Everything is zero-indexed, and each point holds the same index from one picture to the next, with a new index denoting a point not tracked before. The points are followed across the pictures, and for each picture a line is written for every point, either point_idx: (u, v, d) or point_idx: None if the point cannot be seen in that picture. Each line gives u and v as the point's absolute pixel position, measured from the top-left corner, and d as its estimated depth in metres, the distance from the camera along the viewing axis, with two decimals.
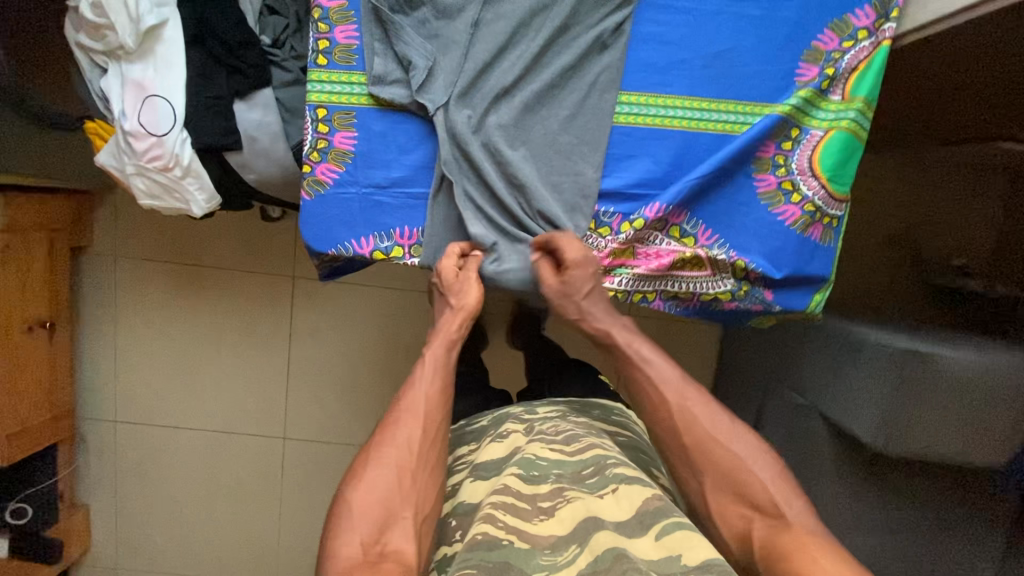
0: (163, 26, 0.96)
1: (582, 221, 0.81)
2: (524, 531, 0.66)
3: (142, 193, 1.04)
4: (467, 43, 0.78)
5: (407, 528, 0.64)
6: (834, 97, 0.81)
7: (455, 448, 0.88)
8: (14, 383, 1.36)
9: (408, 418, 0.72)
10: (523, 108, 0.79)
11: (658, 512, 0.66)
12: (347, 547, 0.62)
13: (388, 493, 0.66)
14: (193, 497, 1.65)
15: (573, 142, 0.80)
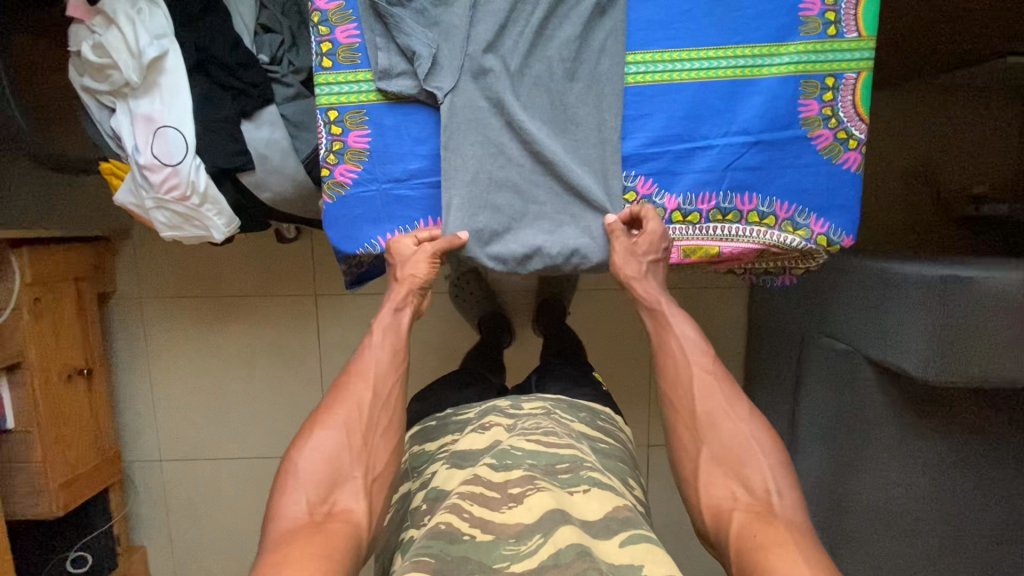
0: (165, 57, 0.96)
1: (612, 185, 0.81)
2: (491, 521, 0.70)
3: (163, 226, 1.06)
4: (468, 25, 0.77)
5: (355, 487, 0.77)
6: (849, 35, 0.79)
7: (441, 435, 0.96)
8: (60, 431, 1.37)
9: (356, 380, 0.85)
10: (533, 85, 0.79)
11: (624, 521, 0.70)
12: (294, 507, 0.74)
13: (339, 455, 0.78)
14: (246, 525, 1.66)
15: (589, 111, 0.80)
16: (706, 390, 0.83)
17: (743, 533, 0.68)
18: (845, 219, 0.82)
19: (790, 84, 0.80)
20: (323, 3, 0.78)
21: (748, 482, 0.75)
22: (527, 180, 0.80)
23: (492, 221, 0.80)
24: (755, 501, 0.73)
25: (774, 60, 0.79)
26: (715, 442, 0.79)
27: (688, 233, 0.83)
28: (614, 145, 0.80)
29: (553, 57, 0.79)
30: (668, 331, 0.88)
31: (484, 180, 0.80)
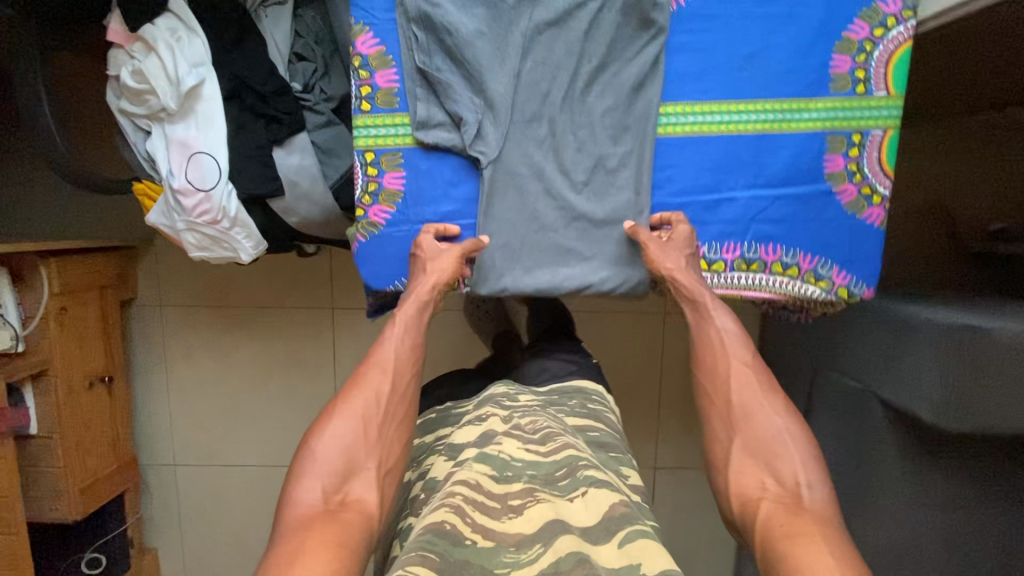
0: (202, 85, 0.98)
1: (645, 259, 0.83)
2: (492, 530, 0.69)
3: (192, 246, 1.08)
4: (511, 93, 0.77)
5: (369, 479, 0.69)
6: (877, 93, 0.81)
7: (440, 427, 0.97)
8: (80, 438, 1.40)
9: (376, 370, 0.77)
10: (573, 152, 0.80)
11: (621, 518, 0.68)
12: (309, 493, 0.66)
13: (353, 444, 0.71)
14: (256, 530, 1.69)
15: (624, 177, 0.81)
16: (740, 382, 0.77)
17: (769, 523, 0.63)
18: (866, 271, 0.84)
19: (817, 139, 0.81)
20: (363, 47, 0.78)
21: (777, 469, 0.69)
22: (560, 246, 0.83)
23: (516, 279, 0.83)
24: (785, 489, 0.67)
25: (802, 114, 0.81)
26: (748, 433, 0.73)
27: (713, 281, 0.84)
28: (645, 206, 0.82)
29: (596, 123, 0.80)
30: (708, 322, 0.82)
31: (519, 243, 0.82)
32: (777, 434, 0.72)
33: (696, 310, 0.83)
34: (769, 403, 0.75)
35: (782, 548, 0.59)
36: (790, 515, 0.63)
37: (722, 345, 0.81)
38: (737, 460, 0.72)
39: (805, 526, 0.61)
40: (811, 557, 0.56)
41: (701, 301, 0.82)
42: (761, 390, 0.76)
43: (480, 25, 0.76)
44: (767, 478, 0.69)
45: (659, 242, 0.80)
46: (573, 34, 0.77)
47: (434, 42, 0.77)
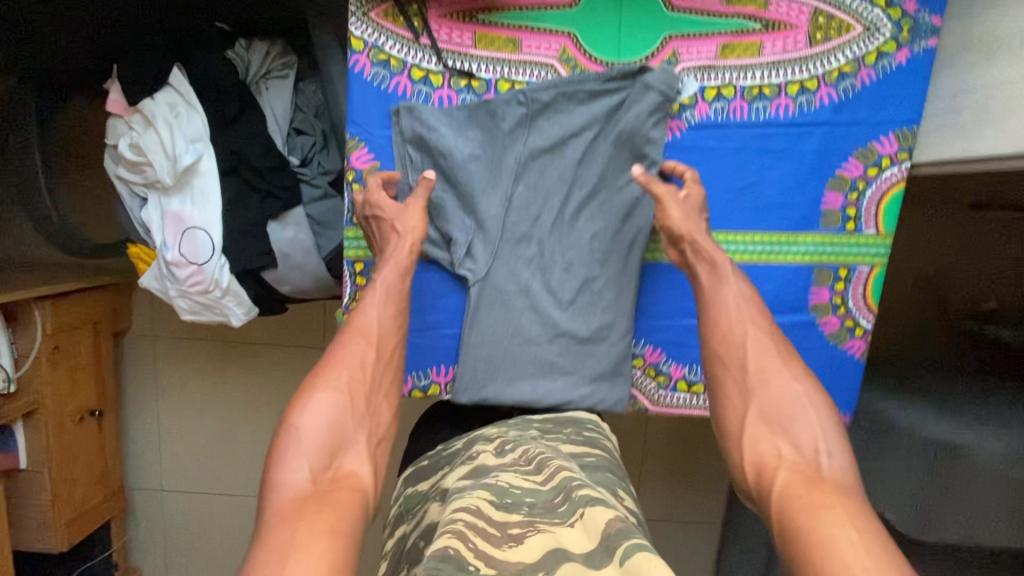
0: (199, 161, 0.98)
1: (623, 380, 0.84)
2: (493, 558, 0.53)
3: (184, 310, 1.09)
4: (502, 215, 0.79)
5: (361, 451, 0.62)
6: (867, 230, 0.81)
7: (432, 474, 0.81)
8: (68, 471, 1.42)
9: (358, 338, 0.69)
10: (561, 272, 0.81)
11: (619, 534, 0.52)
12: (295, 473, 0.57)
13: (341, 416, 0.62)
14: (239, 557, 1.72)
15: (611, 298, 0.82)
16: (755, 343, 0.66)
17: (787, 494, 0.53)
18: (844, 399, 0.85)
19: (803, 272, 0.82)
20: (357, 162, 0.79)
21: (795, 438, 0.59)
22: (542, 362, 0.82)
23: (494, 390, 0.82)
24: (805, 457, 0.57)
25: (789, 247, 0.81)
26: (763, 398, 0.62)
27: (692, 402, 0.85)
28: (629, 328, 0.83)
29: (585, 245, 0.81)
30: (725, 284, 0.71)
31: (502, 356, 0.82)
32: (794, 396, 0.61)
33: (712, 270, 0.72)
34: (789, 369, 0.64)
35: (803, 525, 0.49)
36: (814, 488, 0.53)
37: (741, 307, 0.69)
38: (751, 425, 0.61)
39: (829, 499, 0.51)
40: (837, 534, 0.47)
41: (720, 262, 0.71)
42: (775, 354, 0.65)
43: (475, 150, 0.77)
44: (781, 451, 0.58)
45: (676, 198, 0.74)
46: (568, 160, 0.78)
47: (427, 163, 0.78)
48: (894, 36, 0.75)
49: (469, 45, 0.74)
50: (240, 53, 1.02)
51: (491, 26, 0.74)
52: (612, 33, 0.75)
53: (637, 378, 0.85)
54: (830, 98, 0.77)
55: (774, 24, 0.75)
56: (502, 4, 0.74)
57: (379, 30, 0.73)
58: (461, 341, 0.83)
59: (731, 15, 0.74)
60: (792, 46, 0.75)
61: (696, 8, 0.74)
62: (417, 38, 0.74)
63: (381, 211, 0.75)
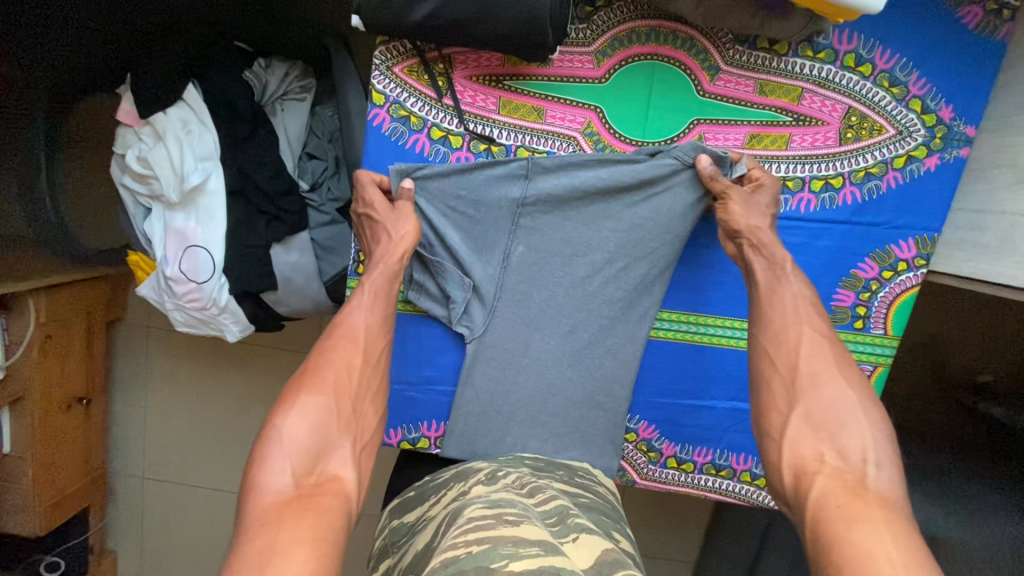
0: (207, 180, 0.96)
1: (613, 454, 0.83)
2: (488, 534, 0.58)
3: (179, 322, 1.08)
4: (500, 276, 0.78)
5: (346, 455, 0.63)
6: (875, 330, 0.80)
7: (417, 505, 0.78)
8: (51, 457, 1.42)
9: (345, 343, 0.69)
10: (560, 337, 0.80)
11: (614, 563, 0.58)
12: (276, 476, 0.57)
13: (327, 420, 0.63)
14: (213, 550, 1.73)
15: (610, 371, 0.81)
16: (812, 347, 0.65)
17: (824, 502, 0.55)
18: None
19: None
20: None
21: (842, 445, 0.59)
22: (535, 429, 0.81)
23: (484, 449, 0.82)
24: (848, 466, 0.57)
25: None
26: (814, 401, 0.62)
27: (680, 479, 0.85)
28: (626, 405, 0.82)
29: (586, 314, 0.79)
30: (784, 284, 0.69)
31: (495, 417, 0.82)
32: (848, 402, 0.61)
33: (769, 267, 0.70)
34: (849, 380, 0.63)
35: (836, 537, 0.51)
36: (854, 499, 0.54)
37: (798, 310, 0.67)
38: (795, 428, 0.62)
39: (869, 511, 0.52)
40: (871, 549, 0.49)
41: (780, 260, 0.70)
42: (835, 360, 0.64)
43: (470, 208, 0.76)
44: (825, 456, 0.59)
45: (742, 196, 0.71)
46: (575, 227, 0.77)
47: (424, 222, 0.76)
48: (926, 142, 0.74)
49: (492, 110, 0.73)
50: (258, 72, 1.01)
51: (518, 93, 0.73)
52: (640, 111, 0.73)
53: (627, 450, 0.85)
54: (853, 197, 0.75)
55: (805, 118, 0.73)
56: (531, 72, 0.72)
57: (403, 86, 0.72)
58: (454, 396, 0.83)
59: (762, 106, 0.73)
60: (821, 142, 0.74)
61: (727, 95, 0.72)
62: (440, 98, 0.72)
63: (374, 210, 0.73)
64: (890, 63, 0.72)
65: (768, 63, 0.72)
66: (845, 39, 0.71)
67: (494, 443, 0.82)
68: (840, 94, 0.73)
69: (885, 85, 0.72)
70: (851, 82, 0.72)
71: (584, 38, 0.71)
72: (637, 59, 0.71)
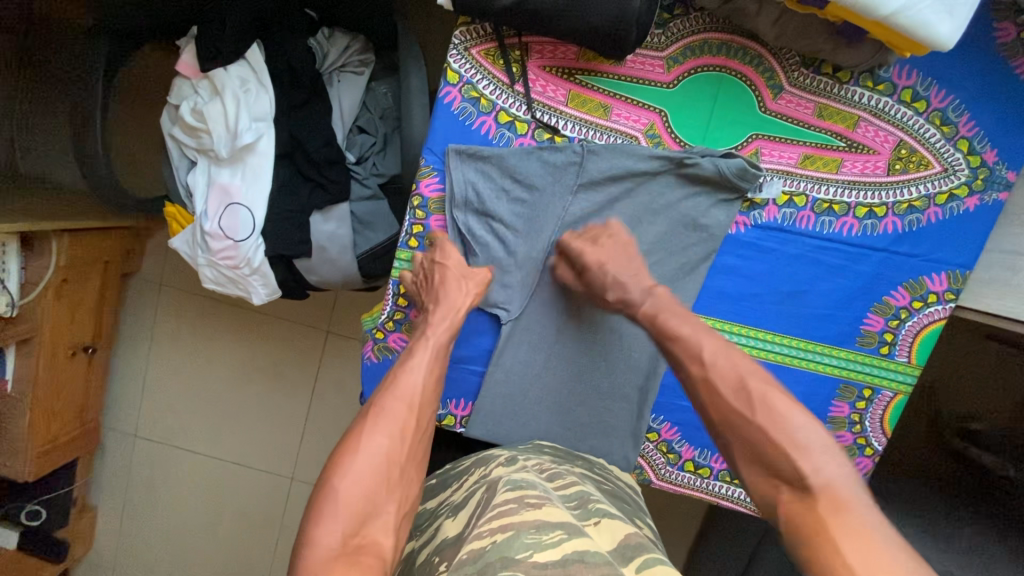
0: (259, 140, 0.97)
1: (632, 452, 0.85)
2: (511, 519, 0.59)
3: (208, 279, 1.08)
4: (542, 260, 0.80)
5: (388, 521, 0.62)
6: (899, 357, 0.82)
7: (440, 491, 0.80)
8: (49, 403, 1.40)
9: (400, 404, 0.69)
10: (597, 325, 0.82)
11: (638, 546, 0.59)
12: (328, 536, 0.58)
13: (376, 485, 0.62)
14: (197, 515, 1.71)
15: (642, 364, 0.82)
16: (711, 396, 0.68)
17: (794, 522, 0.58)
18: None
19: (830, 383, 0.83)
20: (427, 189, 0.78)
21: (784, 473, 0.60)
22: (563, 415, 0.84)
23: (509, 431, 0.84)
24: (796, 489, 0.59)
25: (815, 356, 0.82)
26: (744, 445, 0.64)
27: (694, 483, 0.87)
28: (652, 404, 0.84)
29: (624, 305, 0.81)
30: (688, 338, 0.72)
31: (524, 402, 0.83)
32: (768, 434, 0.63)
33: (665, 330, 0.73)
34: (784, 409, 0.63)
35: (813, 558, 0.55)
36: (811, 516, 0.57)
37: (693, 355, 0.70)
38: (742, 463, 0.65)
39: (821, 527, 0.55)
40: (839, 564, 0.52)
41: (658, 315, 0.74)
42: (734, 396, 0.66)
43: (523, 194, 0.77)
44: (778, 481, 0.61)
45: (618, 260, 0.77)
46: (621, 220, 0.79)
47: (474, 204, 0.77)
48: (968, 182, 0.77)
49: (561, 102, 0.75)
50: (321, 42, 1.02)
51: (587, 87, 0.75)
52: (702, 120, 0.76)
53: (645, 449, 0.86)
54: (894, 226, 0.78)
55: (858, 145, 0.76)
56: (603, 70, 0.74)
57: (478, 68, 0.74)
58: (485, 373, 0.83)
59: (820, 128, 0.76)
60: (870, 170, 0.77)
61: (788, 114, 0.75)
62: (513, 84, 0.74)
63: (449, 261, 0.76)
64: (944, 102, 0.75)
65: (830, 89, 0.75)
66: (904, 75, 0.74)
67: (517, 426, 0.84)
68: (893, 126, 0.76)
69: (937, 123, 0.76)
70: (905, 116, 0.75)
71: (658, 43, 0.73)
72: (707, 69, 0.74)
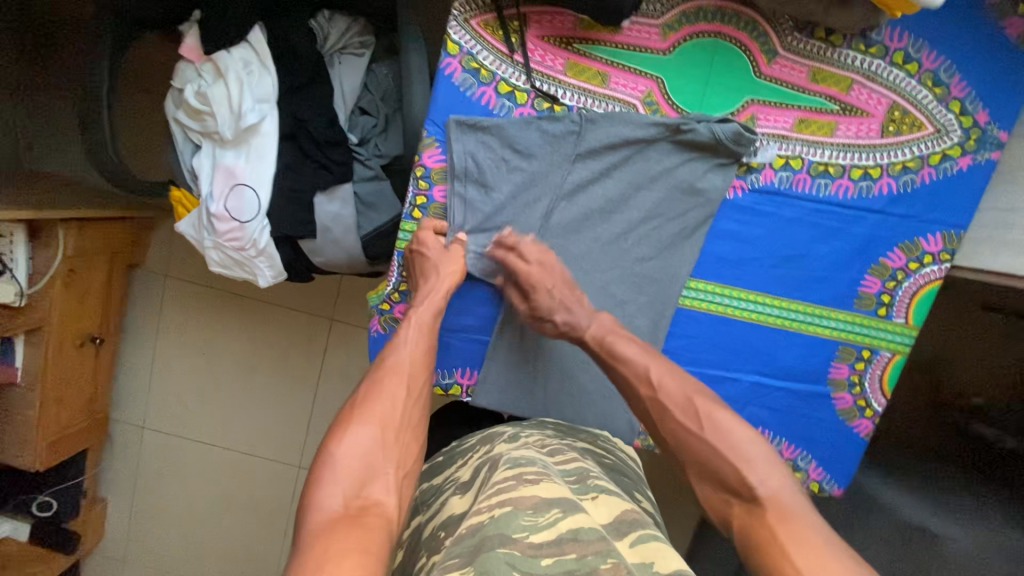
0: (262, 122, 0.99)
1: (636, 418, 0.87)
2: (510, 495, 0.59)
3: (214, 262, 1.09)
4: (540, 229, 0.81)
5: (389, 481, 0.63)
6: (896, 318, 0.84)
7: (445, 468, 0.82)
8: (58, 394, 1.42)
9: (392, 375, 0.71)
10: (598, 292, 0.83)
11: (634, 521, 0.59)
12: (329, 499, 0.59)
13: (373, 449, 0.64)
14: (205, 505, 1.73)
15: (644, 328, 0.84)
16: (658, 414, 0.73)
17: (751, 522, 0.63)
18: (841, 473, 0.89)
19: (829, 345, 0.85)
20: (429, 160, 0.79)
21: (732, 486, 0.66)
22: (567, 382, 0.86)
23: (515, 399, 0.85)
24: (744, 501, 0.65)
25: (814, 318, 0.84)
26: (695, 462, 0.69)
27: None
28: None
29: (622, 271, 0.83)
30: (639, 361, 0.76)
31: (528, 369, 0.85)
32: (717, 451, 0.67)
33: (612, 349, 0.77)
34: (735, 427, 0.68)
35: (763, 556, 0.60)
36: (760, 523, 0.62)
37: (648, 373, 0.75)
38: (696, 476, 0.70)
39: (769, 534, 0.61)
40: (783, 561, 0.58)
41: (606, 339, 0.78)
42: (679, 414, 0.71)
43: (521, 163, 0.79)
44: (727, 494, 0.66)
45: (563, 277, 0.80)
46: (619, 187, 0.80)
47: (473, 175, 0.79)
48: (961, 142, 0.78)
49: (560, 71, 0.77)
50: (322, 24, 1.03)
51: (585, 56, 0.76)
52: (698, 87, 0.77)
53: None
54: (889, 188, 0.80)
55: (851, 108, 0.78)
56: (600, 39, 0.76)
57: (478, 39, 0.75)
58: (490, 340, 0.85)
59: (814, 92, 0.77)
60: (864, 132, 0.78)
61: (782, 78, 0.77)
62: (512, 54, 0.76)
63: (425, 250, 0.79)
64: (936, 64, 0.76)
65: (823, 52, 0.76)
66: (896, 37, 0.76)
67: (523, 394, 0.85)
68: (886, 88, 0.77)
69: (929, 84, 0.77)
70: (898, 78, 0.77)
71: (654, 11, 0.75)
72: (702, 36, 0.75)
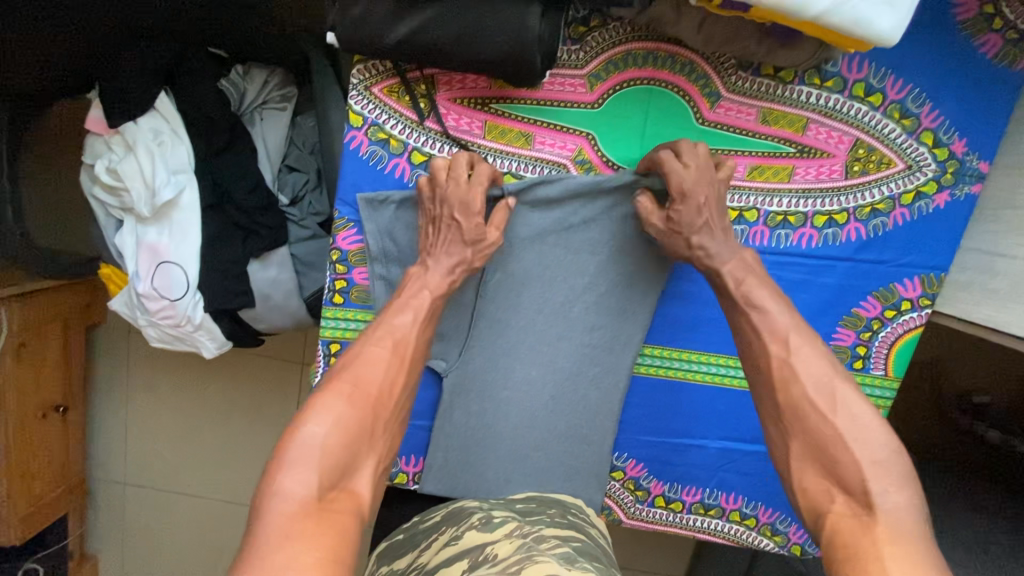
0: (181, 194, 0.91)
1: (597, 494, 0.80)
2: None
3: (153, 338, 1.03)
4: (475, 302, 0.75)
5: (367, 471, 0.57)
6: (875, 371, 0.76)
7: (402, 553, 0.72)
8: (26, 467, 1.38)
9: (386, 346, 0.62)
10: (546, 365, 0.76)
11: None
12: (295, 485, 0.50)
13: (357, 436, 0.56)
14: (196, 555, 1.70)
15: (598, 399, 0.77)
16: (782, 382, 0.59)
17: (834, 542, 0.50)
18: None
19: None
20: (346, 242, 0.72)
21: (847, 481, 0.52)
22: (522, 461, 0.79)
23: (465, 483, 0.79)
24: (854, 501, 0.51)
25: None
26: (805, 442, 0.56)
27: (667, 518, 0.82)
28: (613, 441, 0.79)
29: (569, 342, 0.76)
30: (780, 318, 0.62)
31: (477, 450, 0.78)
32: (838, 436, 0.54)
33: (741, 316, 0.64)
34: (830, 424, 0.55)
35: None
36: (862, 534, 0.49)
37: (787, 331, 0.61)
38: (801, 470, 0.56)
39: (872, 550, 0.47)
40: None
41: (746, 283, 0.64)
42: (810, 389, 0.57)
43: None
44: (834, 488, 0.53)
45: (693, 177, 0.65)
46: (560, 254, 0.73)
47: (394, 254, 0.73)
48: (936, 177, 0.70)
49: (478, 135, 0.69)
50: (235, 81, 0.96)
51: (504, 116, 0.68)
52: (634, 141, 0.69)
53: (612, 488, 0.81)
54: (858, 233, 0.71)
55: (809, 150, 0.69)
56: (518, 96, 0.68)
57: (382, 108, 0.68)
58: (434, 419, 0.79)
59: (764, 135, 0.69)
60: (825, 175, 0.70)
61: (727, 123, 0.68)
62: (422, 121, 0.68)
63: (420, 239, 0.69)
64: (902, 93, 0.67)
65: (772, 91, 0.67)
66: (854, 68, 0.67)
67: (473, 479, 0.79)
68: (847, 125, 0.68)
69: (896, 116, 0.68)
70: (860, 113, 0.68)
71: (577, 60, 0.66)
72: (632, 84, 0.67)
